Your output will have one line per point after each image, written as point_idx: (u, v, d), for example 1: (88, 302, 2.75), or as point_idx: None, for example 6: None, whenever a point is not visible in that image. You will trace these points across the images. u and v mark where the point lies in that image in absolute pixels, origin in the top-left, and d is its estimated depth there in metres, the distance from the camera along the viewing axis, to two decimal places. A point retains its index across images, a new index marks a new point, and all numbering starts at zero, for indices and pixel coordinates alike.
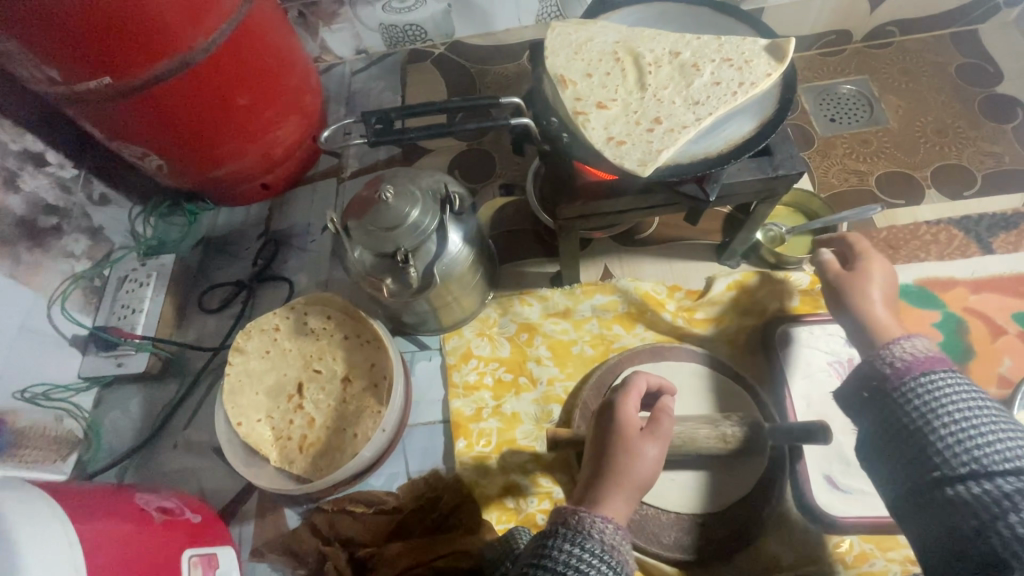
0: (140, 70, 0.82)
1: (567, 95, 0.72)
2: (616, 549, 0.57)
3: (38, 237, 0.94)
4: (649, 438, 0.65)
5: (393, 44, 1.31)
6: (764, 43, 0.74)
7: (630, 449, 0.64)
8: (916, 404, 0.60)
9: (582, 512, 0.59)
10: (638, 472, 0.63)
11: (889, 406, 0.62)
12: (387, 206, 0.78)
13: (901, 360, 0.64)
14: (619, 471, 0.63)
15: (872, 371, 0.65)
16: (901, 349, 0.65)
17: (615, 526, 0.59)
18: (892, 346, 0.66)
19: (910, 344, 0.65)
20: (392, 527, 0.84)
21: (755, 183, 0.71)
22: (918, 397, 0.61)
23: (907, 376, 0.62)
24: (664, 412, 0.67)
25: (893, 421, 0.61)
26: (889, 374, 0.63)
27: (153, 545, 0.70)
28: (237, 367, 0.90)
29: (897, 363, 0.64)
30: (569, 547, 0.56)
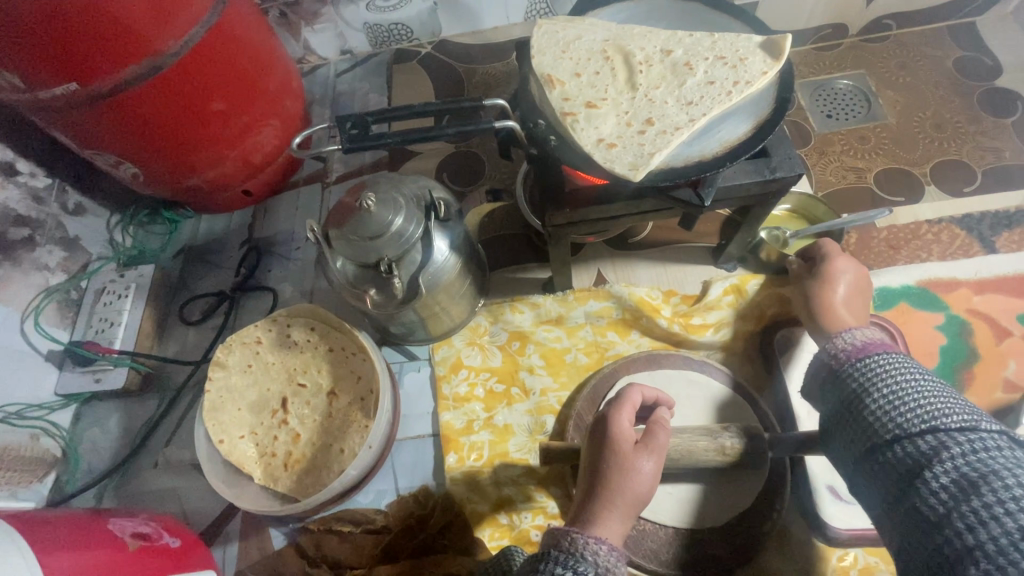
0: (108, 74, 0.78)
1: (554, 97, 0.69)
2: (614, 573, 0.53)
3: (9, 250, 0.90)
4: (644, 451, 0.61)
5: (379, 44, 1.27)
6: (759, 40, 0.70)
7: (624, 465, 0.60)
8: (853, 385, 0.61)
9: (574, 533, 0.56)
10: (636, 490, 0.59)
11: (834, 391, 0.63)
12: (369, 215, 0.74)
13: (844, 345, 0.65)
14: (616, 490, 0.59)
15: (820, 357, 0.67)
16: (845, 336, 0.66)
17: (610, 547, 0.55)
18: (837, 335, 0.67)
19: (856, 333, 0.66)
20: (378, 550, 0.79)
21: (752, 186, 0.68)
22: (854, 377, 0.61)
23: (848, 360, 0.63)
24: (659, 424, 0.64)
25: (837, 403, 0.62)
26: (834, 358, 0.65)
27: (128, 574, 0.67)
28: (218, 382, 0.86)
29: (838, 349, 0.65)
30: (561, 571, 0.52)
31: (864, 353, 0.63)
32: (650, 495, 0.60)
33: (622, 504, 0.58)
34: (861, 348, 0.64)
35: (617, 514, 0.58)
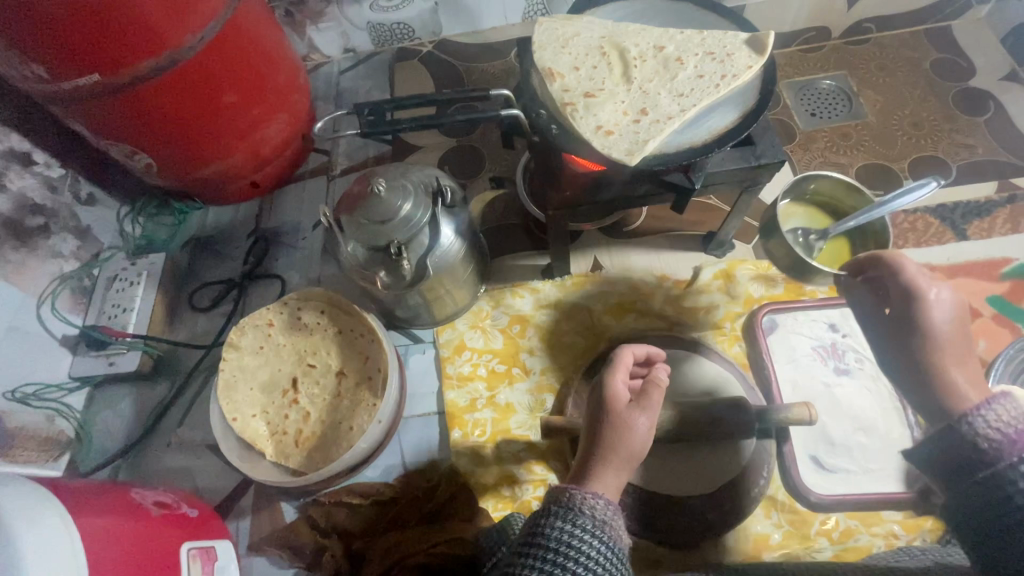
0: (129, 67, 0.82)
1: (555, 88, 0.74)
2: (610, 524, 0.58)
3: (26, 237, 0.93)
4: (639, 409, 0.66)
5: (381, 43, 1.32)
6: (744, 37, 0.76)
7: (621, 423, 0.64)
8: (1015, 493, 0.49)
9: (573, 490, 0.60)
10: (631, 444, 0.64)
11: (996, 497, 0.50)
12: (379, 199, 0.79)
13: (985, 431, 0.53)
14: (612, 446, 0.63)
15: (954, 442, 0.54)
16: (983, 416, 0.53)
17: (607, 502, 0.59)
18: (973, 413, 0.54)
19: (992, 411, 0.53)
20: (389, 517, 0.85)
21: (738, 172, 0.74)
22: (1022, 489, 0.49)
23: (1019, 461, 0.50)
24: (654, 382, 0.68)
25: (977, 504, 0.52)
26: (976, 448, 0.53)
27: (151, 540, 0.70)
28: (232, 363, 0.90)
29: (982, 441, 0.52)
30: (561, 525, 0.57)
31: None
32: (646, 447, 0.65)
33: (619, 462, 0.63)
34: (1019, 440, 0.51)
35: (616, 469, 0.62)
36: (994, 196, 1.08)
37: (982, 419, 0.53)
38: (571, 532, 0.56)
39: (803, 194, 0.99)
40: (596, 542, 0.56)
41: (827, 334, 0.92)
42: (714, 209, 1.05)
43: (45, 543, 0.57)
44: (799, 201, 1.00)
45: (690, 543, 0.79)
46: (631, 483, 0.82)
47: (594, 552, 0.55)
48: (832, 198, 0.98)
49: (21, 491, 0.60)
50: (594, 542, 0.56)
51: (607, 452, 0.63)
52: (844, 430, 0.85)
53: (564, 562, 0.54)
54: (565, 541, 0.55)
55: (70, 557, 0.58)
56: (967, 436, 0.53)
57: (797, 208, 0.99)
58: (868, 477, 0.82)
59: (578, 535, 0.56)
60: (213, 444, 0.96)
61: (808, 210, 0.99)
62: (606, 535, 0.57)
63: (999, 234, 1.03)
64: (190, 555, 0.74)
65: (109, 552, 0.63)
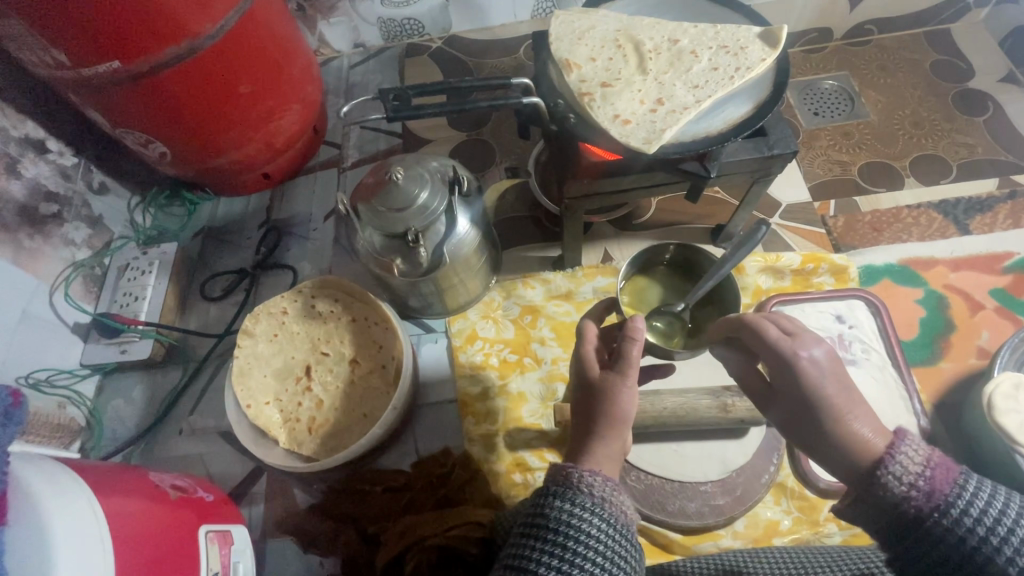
0: (150, 55, 0.83)
1: (572, 78, 0.75)
2: (610, 501, 0.58)
3: (39, 224, 0.93)
4: (616, 375, 0.63)
5: (391, 38, 1.33)
6: (757, 31, 0.78)
7: (607, 393, 0.62)
8: (952, 541, 0.48)
9: (572, 468, 0.59)
10: (616, 410, 0.62)
11: (921, 543, 0.50)
12: (398, 188, 0.80)
13: (910, 486, 0.50)
14: (603, 414, 0.62)
15: (881, 501, 0.51)
16: (898, 470, 0.51)
17: (604, 478, 0.58)
18: (885, 470, 0.51)
19: (904, 459, 0.51)
20: (404, 502, 0.85)
21: (751, 162, 0.75)
22: (957, 532, 0.48)
23: (932, 501, 0.49)
24: (628, 338, 0.63)
25: (926, 560, 0.49)
26: (908, 506, 0.50)
27: (168, 522, 0.71)
28: (246, 350, 0.90)
29: (906, 492, 0.50)
30: (559, 504, 0.57)
31: (950, 497, 0.49)
32: (632, 410, 0.63)
33: (615, 436, 0.62)
34: (934, 487, 0.50)
35: (614, 439, 0.62)
36: (995, 192, 1.11)
37: (897, 463, 0.51)
38: (571, 511, 0.56)
39: (656, 263, 0.92)
40: (596, 521, 0.56)
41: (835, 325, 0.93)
42: (721, 202, 1.07)
43: (70, 521, 0.57)
44: (645, 272, 0.92)
45: (702, 528, 0.79)
46: (644, 469, 0.83)
47: (595, 530, 0.55)
48: (686, 261, 0.91)
49: (45, 471, 0.61)
50: (594, 520, 0.56)
51: (606, 424, 0.61)
52: None
53: (567, 540, 0.55)
54: (565, 521, 0.56)
55: (94, 537, 0.59)
56: (893, 495, 0.51)
57: (649, 283, 0.91)
58: None
59: (578, 515, 0.56)
60: (225, 431, 0.96)
61: (642, 286, 0.91)
62: (606, 513, 0.57)
63: (1000, 229, 1.05)
64: (208, 537, 0.75)
65: (131, 532, 0.64)
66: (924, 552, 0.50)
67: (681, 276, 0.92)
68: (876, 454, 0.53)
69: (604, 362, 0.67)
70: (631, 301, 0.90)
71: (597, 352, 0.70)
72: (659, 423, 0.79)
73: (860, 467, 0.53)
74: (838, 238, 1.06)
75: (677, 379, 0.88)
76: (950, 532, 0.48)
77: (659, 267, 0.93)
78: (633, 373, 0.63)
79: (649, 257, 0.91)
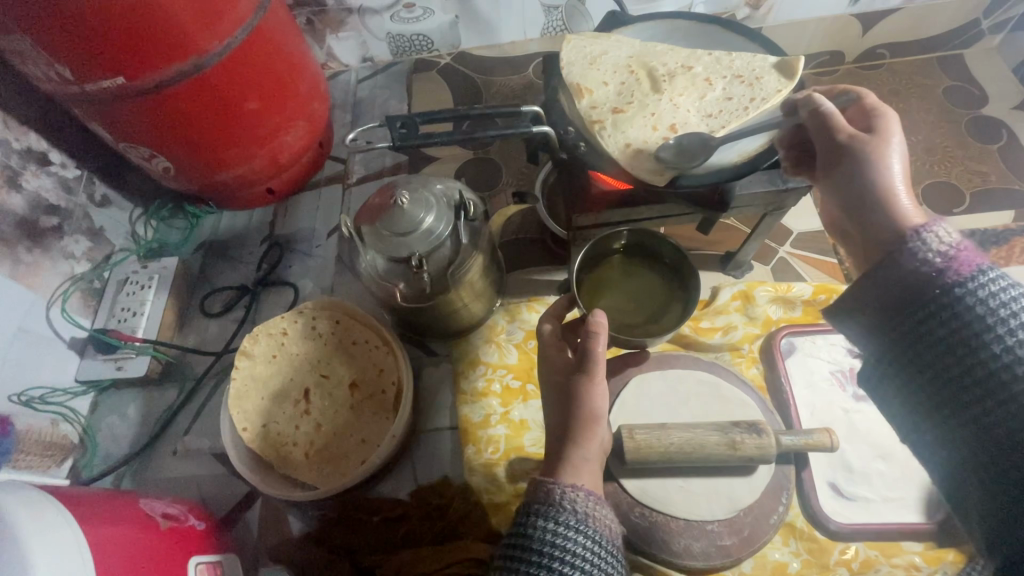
0: (155, 72, 0.81)
1: (583, 104, 0.75)
2: (592, 516, 0.57)
3: (39, 237, 0.92)
4: (584, 374, 0.65)
5: (400, 53, 1.32)
6: (773, 61, 0.76)
7: (576, 394, 0.64)
8: (954, 312, 0.50)
9: (552, 484, 0.59)
10: (588, 409, 0.63)
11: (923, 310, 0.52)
12: (402, 211, 0.78)
13: (937, 253, 0.52)
14: (576, 416, 0.64)
15: (902, 269, 0.53)
16: (933, 236, 0.53)
17: (586, 493, 0.58)
18: (920, 234, 0.53)
19: (940, 232, 0.53)
20: (401, 535, 0.83)
21: (765, 195, 0.73)
22: (962, 304, 0.50)
23: (948, 275, 0.51)
24: (591, 333, 0.66)
25: (914, 327, 0.52)
26: (922, 275, 0.52)
27: (158, 553, 0.69)
28: (243, 371, 0.88)
29: (930, 258, 0.52)
30: (544, 523, 0.56)
31: (968, 275, 0.50)
32: (605, 407, 0.64)
33: (592, 439, 0.63)
34: (954, 260, 0.51)
35: (591, 442, 0.62)
36: (1011, 224, 1.09)
37: (931, 230, 0.53)
38: (554, 530, 0.55)
39: (608, 253, 0.87)
40: (583, 540, 0.55)
41: (846, 359, 0.91)
42: (732, 229, 1.06)
43: (56, 557, 0.55)
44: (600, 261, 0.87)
45: (707, 569, 0.77)
46: (648, 505, 0.79)
47: (580, 548, 0.55)
48: (639, 246, 0.87)
49: (28, 500, 0.59)
50: (581, 539, 0.55)
51: (579, 428, 0.63)
52: (864, 456, 0.84)
53: (551, 561, 0.54)
54: (550, 541, 0.55)
55: (78, 570, 0.57)
56: (915, 261, 0.52)
57: (604, 275, 0.87)
58: (887, 506, 0.81)
59: (564, 535, 0.55)
60: (221, 452, 0.94)
61: (600, 279, 0.86)
62: (592, 530, 0.56)
63: (1016, 263, 1.03)
64: (198, 570, 0.73)
65: (120, 564, 0.62)
66: (920, 320, 0.52)
67: (637, 264, 0.88)
68: (912, 225, 0.55)
69: (572, 362, 0.69)
70: (590, 294, 0.84)
71: (563, 354, 0.72)
72: (667, 457, 0.76)
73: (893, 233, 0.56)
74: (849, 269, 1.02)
75: (684, 412, 0.86)
76: (958, 299, 0.50)
77: (613, 257, 0.88)
78: (599, 372, 0.65)
79: (598, 246, 0.86)
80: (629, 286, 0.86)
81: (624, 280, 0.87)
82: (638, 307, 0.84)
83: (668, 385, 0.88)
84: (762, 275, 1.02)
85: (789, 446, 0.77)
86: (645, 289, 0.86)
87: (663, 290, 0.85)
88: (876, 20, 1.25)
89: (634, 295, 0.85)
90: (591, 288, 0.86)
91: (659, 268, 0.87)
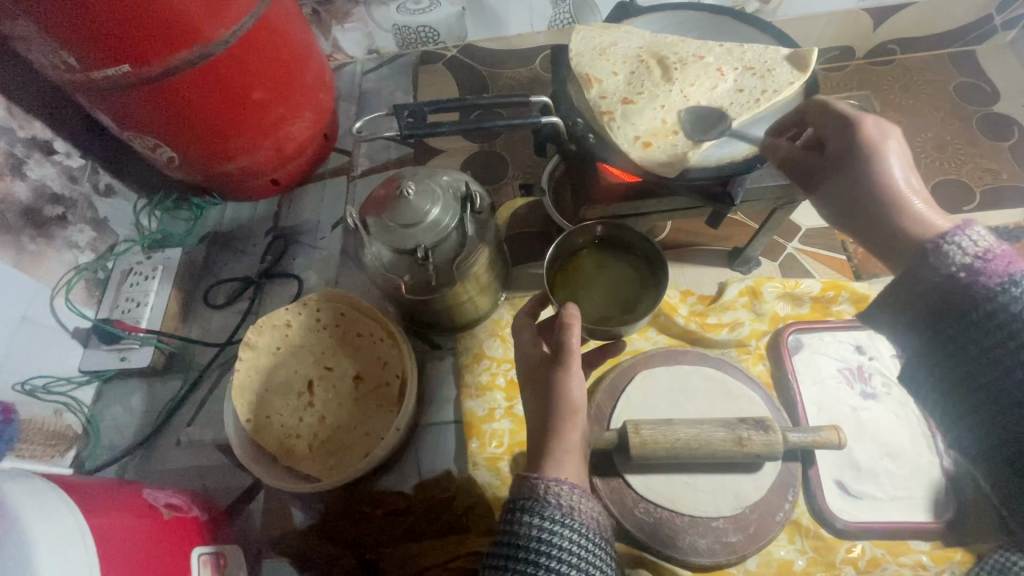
0: (160, 60, 0.81)
1: (592, 96, 0.74)
2: (578, 509, 0.56)
3: (43, 226, 0.91)
4: (559, 366, 0.64)
5: (406, 45, 1.31)
6: (786, 53, 0.76)
7: (553, 386, 0.64)
8: (1005, 316, 0.50)
9: (535, 480, 0.58)
10: (565, 401, 0.63)
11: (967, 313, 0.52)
12: (408, 203, 0.77)
13: (963, 263, 0.52)
14: (555, 409, 0.63)
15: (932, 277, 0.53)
16: (962, 245, 0.52)
17: (570, 486, 0.57)
18: (944, 244, 0.53)
19: (971, 238, 0.53)
20: (404, 529, 0.82)
21: (776, 189, 0.73)
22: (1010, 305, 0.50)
23: (988, 280, 0.51)
24: (564, 326, 0.65)
25: (961, 332, 0.53)
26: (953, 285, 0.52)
27: (161, 543, 0.68)
28: (247, 363, 0.88)
29: (960, 267, 0.52)
30: (529, 520, 0.55)
31: (1002, 279, 0.51)
32: (582, 397, 0.64)
33: (572, 431, 0.62)
34: (986, 267, 0.51)
35: (570, 433, 0.62)
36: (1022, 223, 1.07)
37: (959, 240, 0.53)
38: (540, 525, 0.55)
39: (576, 247, 0.79)
40: (570, 535, 0.54)
41: (854, 356, 0.90)
42: (741, 225, 1.05)
43: (60, 546, 0.55)
44: (568, 256, 0.79)
45: (713, 566, 0.77)
46: (653, 501, 0.79)
47: (567, 543, 0.54)
48: (611, 238, 0.79)
49: (31, 488, 0.59)
50: (569, 535, 0.55)
51: (558, 420, 0.62)
52: (871, 455, 0.83)
53: (539, 557, 0.53)
54: (537, 537, 0.54)
55: (81, 558, 0.57)
56: (944, 269, 0.53)
57: (573, 269, 0.78)
58: (895, 504, 0.80)
59: (552, 531, 0.54)
60: (224, 444, 0.94)
61: (567, 274, 0.77)
62: (578, 524, 0.55)
63: None
64: (202, 561, 0.73)
65: (124, 554, 0.62)
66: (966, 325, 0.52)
67: (609, 256, 0.79)
68: (933, 233, 0.55)
69: (548, 354, 0.68)
70: (557, 289, 0.76)
71: (540, 348, 0.71)
72: (672, 453, 0.75)
73: (912, 243, 0.56)
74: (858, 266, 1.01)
75: (689, 408, 0.85)
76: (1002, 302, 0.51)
77: (582, 251, 0.80)
78: (574, 363, 0.64)
79: (566, 239, 0.78)
80: (600, 280, 0.77)
81: (596, 274, 0.77)
82: (612, 301, 0.75)
83: (673, 381, 0.88)
84: (770, 271, 1.01)
85: (797, 443, 0.76)
86: (618, 282, 0.77)
87: (636, 282, 0.76)
88: (887, 15, 1.23)
89: (606, 288, 0.76)
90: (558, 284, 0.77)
91: (632, 259, 0.78)
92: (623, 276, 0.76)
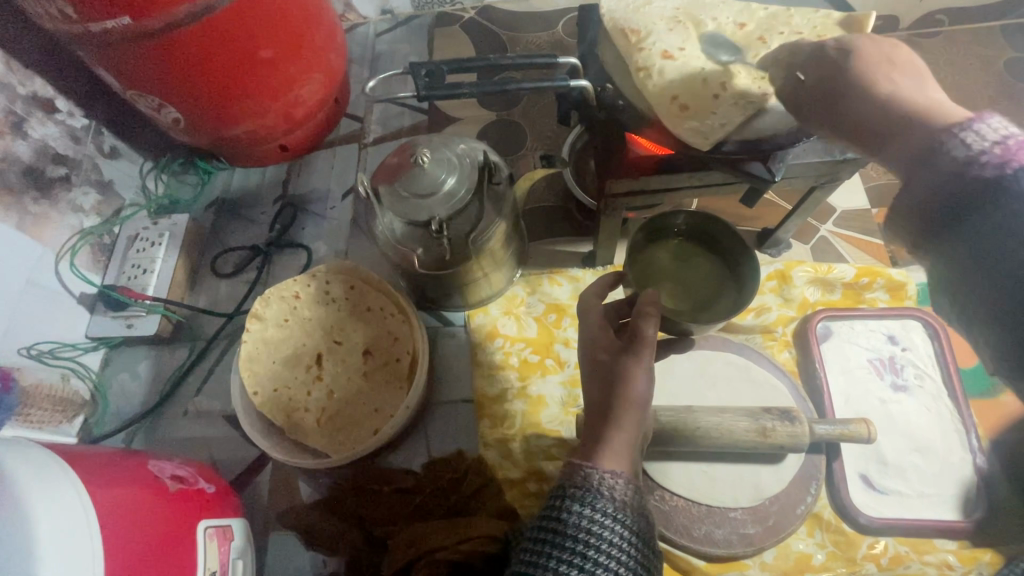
0: (164, 12, 0.76)
1: (631, 45, 0.66)
2: (630, 506, 0.54)
3: (45, 187, 0.88)
4: (628, 355, 0.60)
5: (421, 6, 1.25)
6: (838, 18, 0.69)
7: (618, 373, 0.60)
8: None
9: (590, 469, 0.55)
10: (630, 391, 0.59)
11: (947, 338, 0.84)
12: (422, 171, 0.73)
13: (982, 149, 0.44)
14: (616, 397, 0.59)
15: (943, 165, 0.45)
16: (977, 130, 0.44)
17: (627, 482, 0.55)
18: (960, 130, 0.45)
19: (989, 125, 0.45)
20: (413, 508, 0.80)
21: (819, 165, 0.68)
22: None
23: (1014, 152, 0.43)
24: (641, 315, 0.61)
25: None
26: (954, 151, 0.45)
27: (170, 517, 0.67)
28: (255, 334, 0.85)
29: (972, 148, 0.44)
30: (579, 510, 0.53)
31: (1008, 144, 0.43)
32: (648, 389, 0.59)
33: (634, 423, 0.58)
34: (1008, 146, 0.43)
35: (633, 426, 0.58)
36: None
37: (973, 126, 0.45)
38: (590, 517, 0.52)
39: (661, 233, 0.80)
40: (617, 529, 0.52)
41: (886, 346, 0.86)
42: (772, 204, 1.00)
43: (64, 521, 0.54)
44: (652, 243, 0.81)
45: (727, 557, 0.74)
46: (669, 489, 0.76)
47: (615, 539, 0.52)
48: (696, 230, 0.80)
49: (34, 459, 0.57)
50: (615, 528, 0.52)
51: (620, 410, 0.58)
52: (899, 450, 0.79)
53: (586, 551, 0.51)
54: (584, 528, 0.52)
55: (86, 533, 0.55)
56: (961, 155, 0.44)
57: (654, 256, 0.80)
58: (923, 501, 0.77)
59: (599, 522, 0.52)
60: (232, 415, 0.93)
61: (648, 259, 0.79)
62: (628, 519, 0.53)
63: None
64: (209, 533, 0.72)
65: (131, 532, 0.61)
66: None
67: (689, 249, 0.81)
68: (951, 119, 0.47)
69: (617, 342, 0.64)
70: (636, 273, 0.78)
71: (606, 332, 0.66)
72: (691, 441, 0.72)
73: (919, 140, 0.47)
74: (895, 251, 0.95)
75: (709, 395, 0.82)
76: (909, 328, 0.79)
77: (666, 239, 0.81)
78: (647, 354, 0.60)
79: (654, 224, 0.79)
80: (675, 271, 0.79)
81: (674, 265, 0.80)
82: (687, 295, 0.77)
83: (694, 367, 0.84)
84: (800, 254, 0.96)
85: (823, 436, 0.72)
86: (694, 277, 0.79)
87: (712, 279, 0.78)
88: None
89: (680, 282, 0.78)
90: (638, 267, 0.78)
91: (710, 256, 0.80)
92: (699, 273, 0.79)
